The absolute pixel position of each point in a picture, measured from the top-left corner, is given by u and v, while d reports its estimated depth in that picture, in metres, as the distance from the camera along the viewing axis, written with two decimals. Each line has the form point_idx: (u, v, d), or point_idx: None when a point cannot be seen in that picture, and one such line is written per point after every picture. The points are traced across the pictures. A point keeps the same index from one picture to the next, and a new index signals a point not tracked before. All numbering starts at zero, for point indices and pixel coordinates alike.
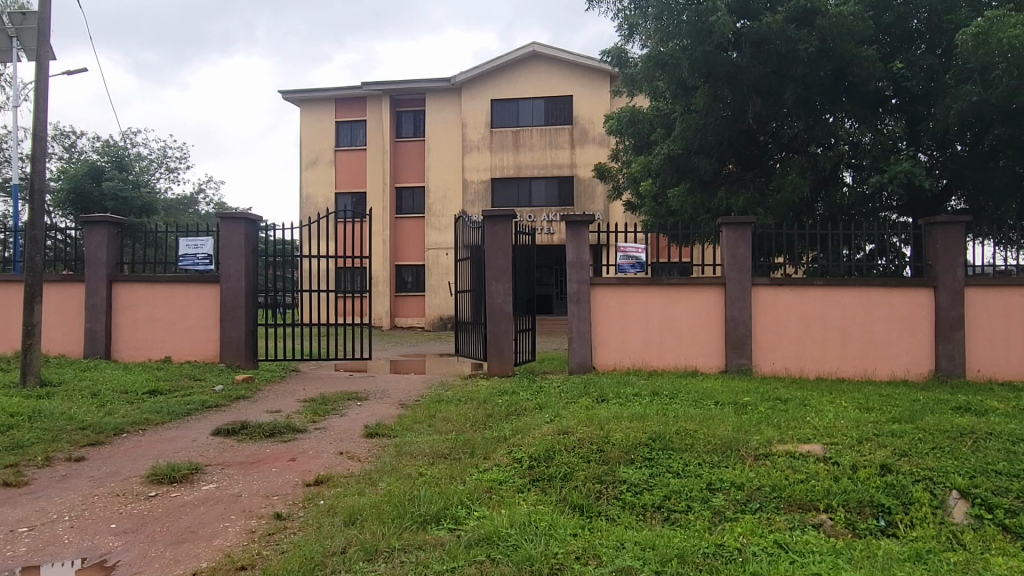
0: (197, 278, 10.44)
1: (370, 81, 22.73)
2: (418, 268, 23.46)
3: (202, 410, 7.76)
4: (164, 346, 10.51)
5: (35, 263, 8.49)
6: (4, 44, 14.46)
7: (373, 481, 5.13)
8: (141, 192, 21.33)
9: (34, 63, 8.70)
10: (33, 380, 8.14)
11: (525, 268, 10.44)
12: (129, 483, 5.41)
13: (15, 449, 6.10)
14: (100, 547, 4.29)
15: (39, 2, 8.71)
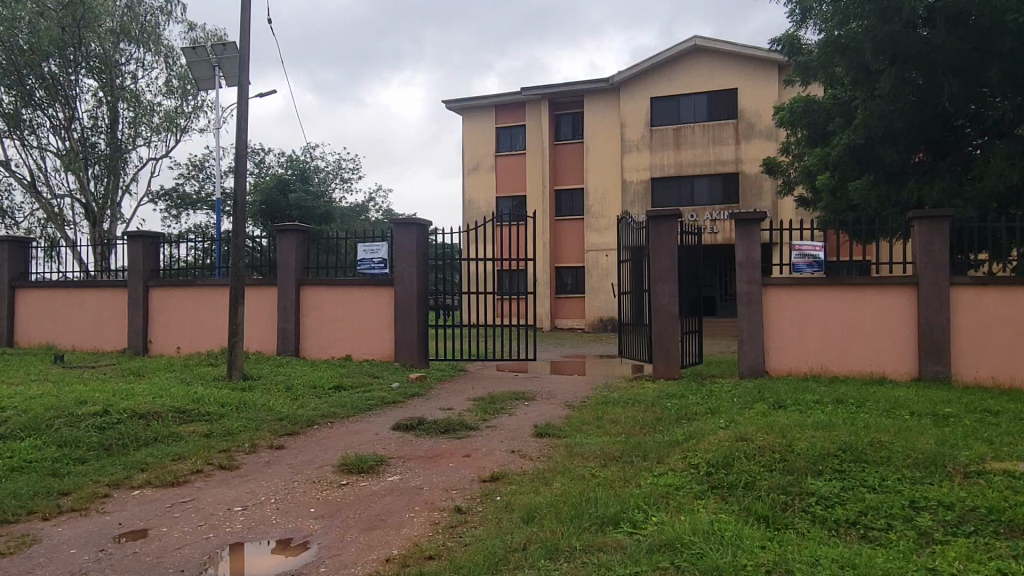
0: (373, 281, 11.13)
1: (528, 86, 23.13)
2: (577, 269, 23.56)
3: (382, 405, 8.25)
4: (345, 345, 11.29)
5: (238, 268, 9.37)
6: (208, 72, 16.19)
7: (547, 480, 5.19)
8: (322, 202, 23.09)
9: (238, 87, 9.63)
10: (238, 374, 9.01)
11: (691, 269, 10.15)
12: (323, 471, 5.85)
13: (228, 436, 6.81)
14: (302, 529, 4.67)
15: (243, 32, 9.63)
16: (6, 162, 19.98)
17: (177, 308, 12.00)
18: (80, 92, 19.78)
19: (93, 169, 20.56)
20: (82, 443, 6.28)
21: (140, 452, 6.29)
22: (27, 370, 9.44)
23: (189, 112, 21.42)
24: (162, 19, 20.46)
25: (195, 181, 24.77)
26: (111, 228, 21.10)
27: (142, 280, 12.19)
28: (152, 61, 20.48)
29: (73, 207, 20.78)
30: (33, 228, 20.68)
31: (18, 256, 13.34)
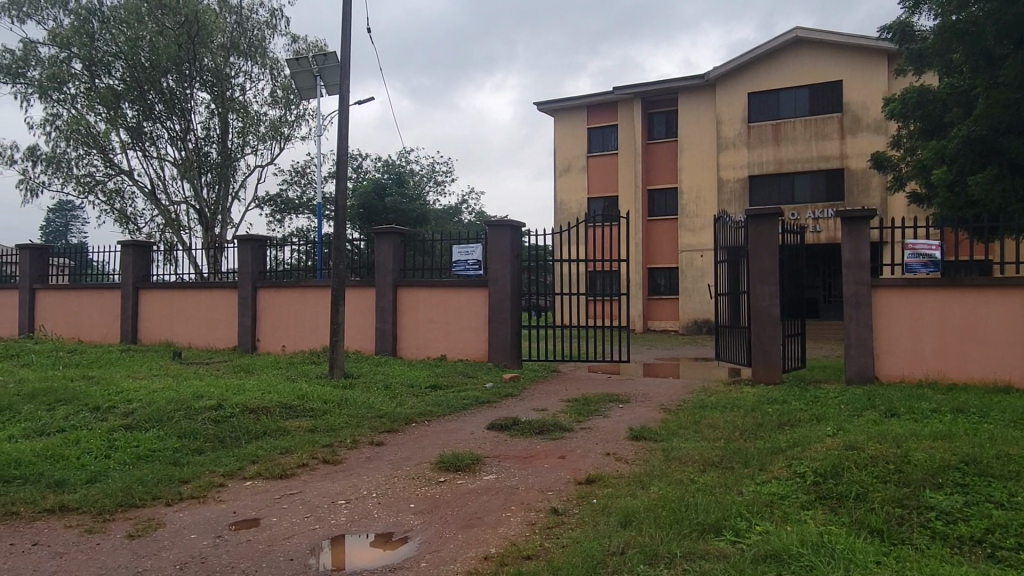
0: (468, 283, 11.30)
1: (620, 86, 22.92)
2: (671, 270, 23.13)
3: (477, 405, 8.35)
4: (440, 345, 11.51)
5: (340, 269, 9.71)
6: (310, 82, 16.89)
7: (645, 484, 5.11)
8: (417, 205, 23.65)
9: (340, 96, 10.00)
10: (339, 372, 9.34)
11: (793, 269, 9.77)
12: (421, 468, 5.99)
13: (330, 431, 7.07)
14: (403, 524, 4.78)
15: (345, 42, 9.99)
16: (130, 172, 21.50)
17: (282, 309, 12.58)
18: (194, 105, 21.05)
19: (206, 177, 21.84)
20: (199, 434, 6.68)
21: (251, 444, 6.63)
22: (149, 366, 10.11)
23: (292, 121, 22.40)
24: (267, 32, 21.50)
25: (297, 187, 25.87)
26: (222, 232, 22.32)
27: (251, 281, 12.84)
28: (258, 73, 21.57)
29: (188, 212, 22.12)
30: (153, 233, 22.14)
31: (140, 259, 14.32)
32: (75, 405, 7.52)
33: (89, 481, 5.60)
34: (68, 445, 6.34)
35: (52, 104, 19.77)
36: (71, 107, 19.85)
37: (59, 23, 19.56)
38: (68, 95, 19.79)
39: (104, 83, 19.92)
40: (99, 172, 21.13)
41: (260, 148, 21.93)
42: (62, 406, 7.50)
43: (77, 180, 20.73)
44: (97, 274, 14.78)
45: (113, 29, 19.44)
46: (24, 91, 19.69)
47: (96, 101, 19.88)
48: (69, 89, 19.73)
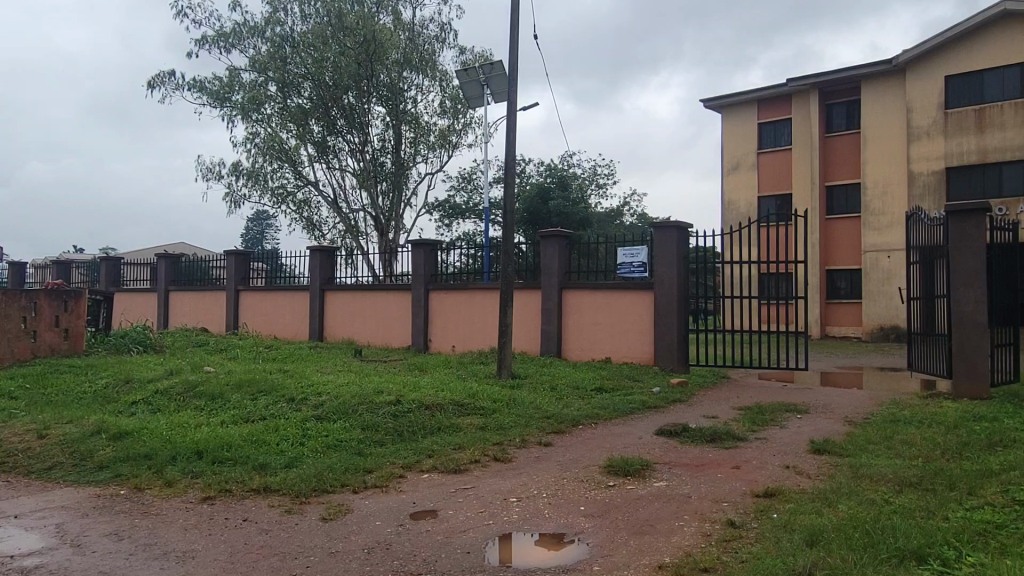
0: (633, 285, 11.16)
1: (795, 77, 21.65)
2: (853, 272, 21.50)
3: (643, 409, 8.22)
4: (604, 348, 11.46)
5: (508, 272, 9.94)
6: (477, 90, 17.49)
7: (831, 501, 4.77)
8: (580, 208, 23.75)
9: (509, 103, 10.26)
10: (507, 372, 9.56)
11: (1004, 271, 8.71)
12: (590, 471, 5.97)
13: (500, 430, 7.26)
14: (574, 526, 4.79)
15: (514, 50, 10.22)
16: (316, 182, 23.39)
17: (453, 310, 13.12)
18: (372, 118, 22.52)
19: (381, 185, 23.30)
20: (381, 427, 7.11)
21: (427, 439, 6.96)
22: (334, 361, 10.91)
23: (460, 129, 23.30)
24: (437, 46, 22.52)
25: (464, 193, 26.89)
26: (396, 237, 23.66)
27: (423, 284, 13.51)
28: (429, 85, 22.67)
29: (366, 219, 23.68)
30: (336, 238, 23.94)
31: (326, 263, 15.51)
32: (273, 396, 8.27)
33: (288, 466, 6.14)
34: (269, 432, 7.00)
35: (252, 123, 21.91)
36: (267, 126, 21.90)
37: (258, 50, 21.68)
38: (265, 115, 21.85)
39: (295, 102, 21.83)
40: (291, 184, 23.17)
41: (430, 156, 23.03)
42: (263, 396, 8.29)
43: (272, 192, 22.87)
44: (290, 277, 16.20)
45: (303, 52, 21.25)
46: (229, 113, 22.03)
47: (288, 120, 21.83)
48: (266, 109, 21.79)
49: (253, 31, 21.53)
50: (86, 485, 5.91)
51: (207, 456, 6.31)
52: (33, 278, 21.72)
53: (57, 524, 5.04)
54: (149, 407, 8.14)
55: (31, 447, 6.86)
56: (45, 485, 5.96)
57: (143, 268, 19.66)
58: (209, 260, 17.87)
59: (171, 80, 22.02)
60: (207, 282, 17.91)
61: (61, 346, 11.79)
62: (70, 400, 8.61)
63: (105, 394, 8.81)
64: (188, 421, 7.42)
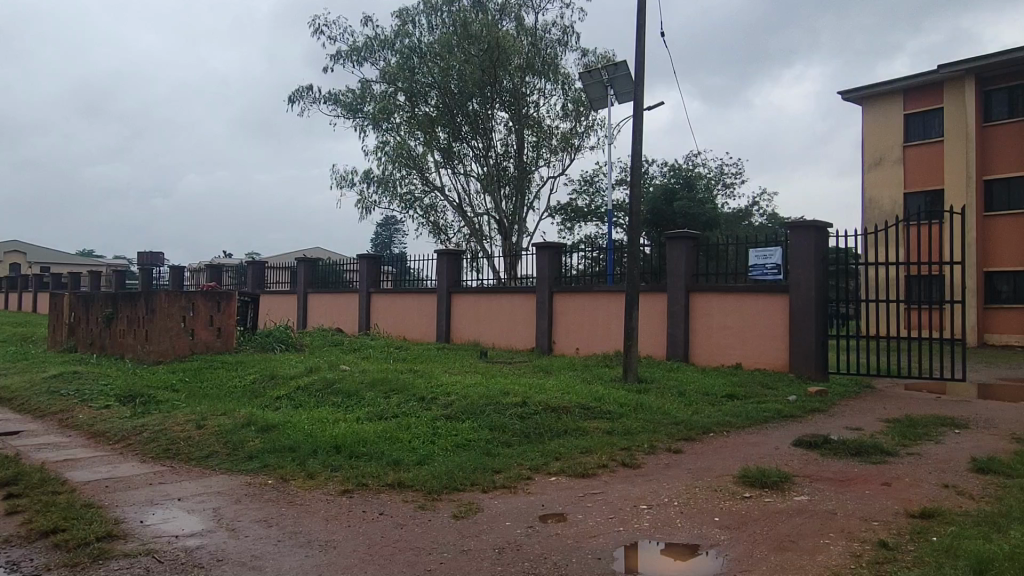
0: (767, 288, 10.68)
1: (947, 63, 19.99)
2: (1016, 275, 19.56)
3: (779, 418, 7.83)
4: (735, 353, 11.04)
5: (633, 274, 9.77)
6: (601, 92, 17.35)
7: (1000, 526, 4.32)
8: (707, 208, 23.06)
9: (635, 103, 10.09)
10: (633, 376, 9.41)
11: None
12: (724, 481, 5.74)
13: (628, 435, 7.14)
14: (708, 537, 4.61)
15: (640, 49, 10.05)
16: (442, 188, 24.07)
17: (577, 313, 13.07)
18: (495, 123, 22.90)
19: (505, 189, 23.64)
20: (508, 428, 7.18)
21: (554, 441, 6.96)
22: (461, 363, 11.15)
23: (582, 132, 23.24)
24: (559, 50, 22.60)
25: (586, 196, 26.82)
26: (519, 241, 23.91)
27: (547, 286, 13.57)
28: (551, 89, 22.81)
29: (490, 223, 24.10)
30: (461, 242, 24.52)
31: (453, 267, 15.90)
32: (404, 395, 8.56)
33: (419, 463, 6.31)
34: (402, 429, 7.23)
35: (382, 132, 22.83)
36: (396, 134, 22.76)
37: (388, 62, 22.60)
38: (394, 124, 22.72)
39: (422, 111, 22.57)
40: (418, 190, 23.98)
41: (552, 160, 23.13)
42: (395, 395, 8.59)
43: (400, 198, 23.75)
44: (418, 280, 16.76)
45: (430, 62, 21.92)
46: (361, 123, 23.07)
47: (416, 128, 22.61)
48: (395, 118, 22.64)
49: (383, 44, 22.45)
50: (238, 473, 6.34)
51: (345, 450, 6.60)
52: (189, 281, 23.68)
53: (214, 509, 5.43)
54: (292, 403, 8.64)
55: (190, 436, 7.45)
56: (203, 472, 6.46)
57: (283, 272, 20.95)
58: (343, 264, 18.78)
59: (309, 94, 23.38)
60: (341, 285, 18.84)
61: (215, 344, 12.74)
62: (223, 394, 9.29)
63: (253, 389, 9.45)
64: (328, 417, 7.81)
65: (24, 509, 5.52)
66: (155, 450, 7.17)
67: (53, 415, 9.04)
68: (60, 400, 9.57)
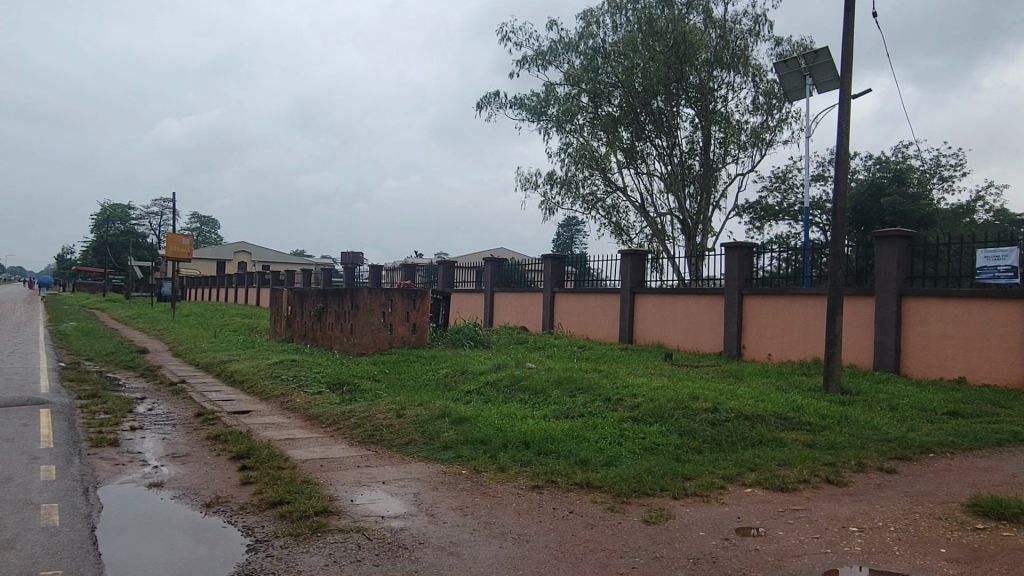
0: (999, 293, 9.45)
1: None
2: None
3: (1016, 442, 6.87)
4: (958, 366, 9.88)
5: (837, 277, 9.04)
6: (798, 82, 16.29)
7: None
8: (921, 204, 20.90)
9: (841, 92, 9.35)
10: (835, 386, 8.73)
11: None
12: (949, 508, 5.14)
13: (832, 450, 6.62)
14: (934, 570, 4.14)
15: (847, 32, 9.28)
16: (625, 188, 23.85)
17: (770, 317, 12.37)
18: (681, 121, 22.30)
19: (689, 188, 22.91)
20: (698, 435, 6.93)
21: (749, 451, 6.61)
22: (646, 364, 10.97)
23: (774, 126, 22.01)
24: (750, 41, 21.60)
25: (778, 193, 25.29)
26: (704, 241, 23.05)
27: (738, 288, 12.96)
28: (741, 83, 21.84)
29: (673, 223, 23.53)
30: (643, 243, 24.17)
31: (637, 267, 15.68)
32: (590, 395, 8.55)
33: (607, 464, 6.27)
34: (589, 429, 7.24)
35: (565, 134, 23.02)
36: (579, 136, 22.83)
37: (572, 64, 22.77)
38: (577, 126, 22.81)
39: (605, 111, 22.49)
40: (600, 190, 23.96)
41: (741, 156, 22.10)
42: (581, 394, 8.61)
43: (583, 199, 23.87)
44: (601, 280, 16.74)
45: (614, 62, 21.83)
46: (545, 126, 23.45)
47: (599, 128, 22.55)
48: (578, 120, 22.73)
49: (568, 47, 22.69)
50: (434, 462, 6.68)
51: (533, 446, 6.72)
52: (387, 279, 25.45)
53: (414, 494, 5.76)
54: (482, 397, 8.96)
55: (392, 423, 7.97)
56: (403, 459, 6.88)
57: (471, 271, 21.85)
58: (527, 265, 19.20)
59: (496, 99, 24.18)
60: (525, 284, 19.28)
61: (410, 339, 13.54)
62: (419, 386, 9.84)
63: (446, 383, 9.91)
64: (516, 413, 8.00)
65: (255, 480, 6.20)
66: (361, 435, 7.76)
67: (276, 399, 10.09)
68: (281, 385, 10.67)
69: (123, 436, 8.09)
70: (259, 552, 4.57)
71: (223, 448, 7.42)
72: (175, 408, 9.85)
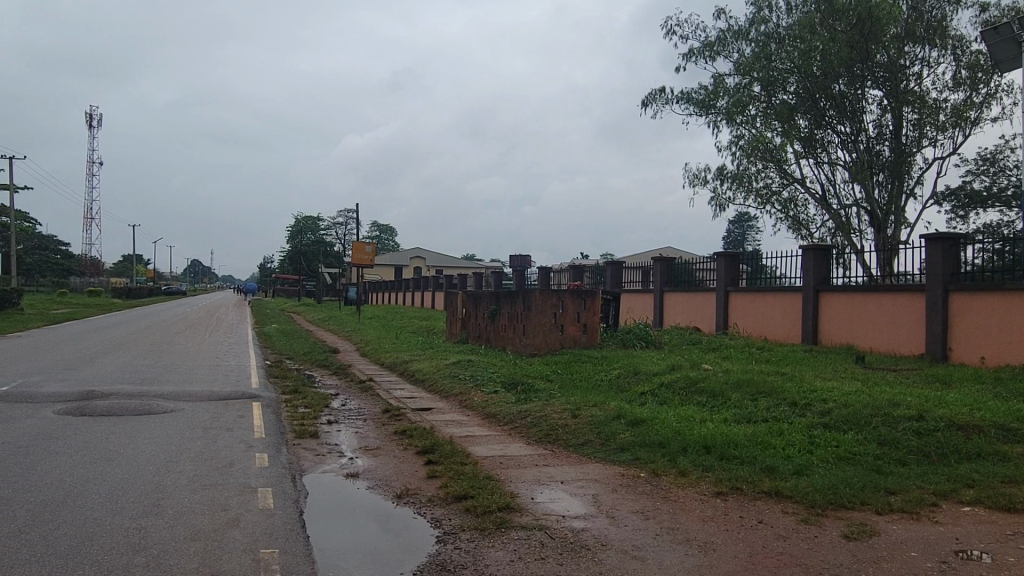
0: None
1: None
2: None
3: None
4: None
5: None
6: (1011, 50, 14.45)
7: None
8: None
9: None
10: None
11: None
12: None
13: None
14: None
15: None
16: (803, 179, 22.42)
17: (983, 316, 11.08)
18: (867, 104, 20.60)
19: (878, 176, 21.04)
20: (901, 444, 6.34)
21: (964, 465, 5.93)
22: (835, 367, 10.19)
23: (980, 102, 19.73)
24: (949, 10, 19.61)
25: (986, 177, 22.56)
26: (897, 233, 21.05)
27: (941, 284, 11.71)
28: (939, 57, 19.83)
29: (859, 215, 21.76)
30: (825, 237, 22.58)
31: (820, 263, 14.64)
32: (775, 399, 8.07)
33: (797, 472, 5.89)
34: (774, 435, 6.85)
35: (737, 126, 21.99)
36: (752, 127, 21.69)
37: (743, 53, 21.78)
38: (749, 117, 21.70)
39: (780, 99, 21.24)
40: (776, 183, 22.71)
41: (940, 138, 20.00)
42: (764, 398, 8.16)
43: (757, 193, 22.75)
44: (780, 278, 15.82)
45: (789, 47, 20.61)
46: (714, 119, 22.59)
47: (774, 118, 21.32)
48: (750, 111, 21.63)
49: (738, 35, 21.76)
50: (611, 464, 6.63)
51: (715, 451, 6.46)
52: (555, 281, 25.75)
53: (593, 495, 5.74)
54: (657, 399, 8.78)
55: (567, 423, 8.02)
56: (579, 459, 6.89)
57: (639, 271, 21.53)
58: (698, 263, 18.57)
59: (662, 96, 23.67)
60: (697, 283, 18.63)
61: (581, 339, 13.47)
62: (592, 386, 9.83)
63: (619, 384, 9.81)
64: (694, 416, 7.75)
65: (440, 474, 6.48)
66: (538, 434, 7.88)
67: (455, 397, 10.51)
68: (460, 383, 11.11)
69: (321, 429, 8.79)
70: (448, 544, 4.75)
71: (410, 443, 7.85)
72: (365, 404, 10.56)
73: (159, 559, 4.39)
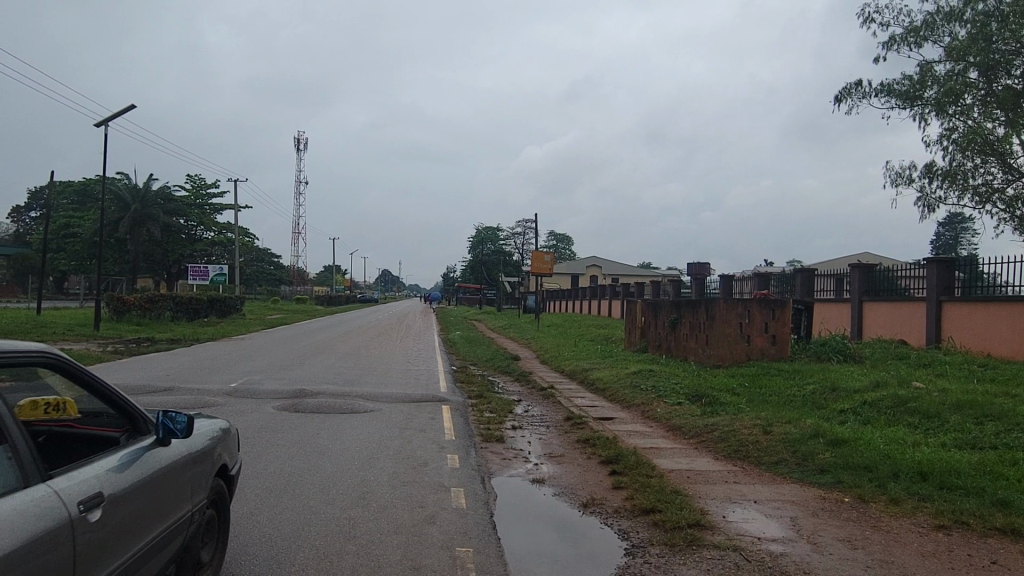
0: None
1: None
2: None
3: None
4: None
5: None
6: None
7: None
8: None
9: None
10: None
11: None
12: None
13: None
14: None
15: None
16: None
17: None
18: None
19: None
20: None
21: None
22: None
23: None
24: None
25: None
26: None
27: None
28: None
29: None
30: None
31: None
32: (1005, 424, 7.12)
33: None
34: (1006, 464, 6.05)
35: (949, 118, 19.86)
36: (968, 118, 19.50)
37: (956, 36, 19.64)
38: (965, 107, 19.51)
39: (1003, 85, 18.82)
40: (999, 180, 20.16)
41: None
42: (992, 422, 7.23)
43: (975, 191, 20.35)
44: (1006, 286, 13.99)
45: (1014, 25, 18.22)
46: (922, 112, 20.54)
47: (995, 106, 18.98)
48: (966, 100, 19.42)
49: (950, 17, 19.64)
50: (810, 486, 6.20)
51: (934, 479, 5.82)
52: (739, 289, 24.65)
53: (792, 518, 5.39)
54: (860, 418, 8.09)
55: (758, 440, 7.61)
56: (775, 478, 6.51)
57: (833, 279, 20.02)
58: (903, 270, 16.92)
59: (859, 90, 21.91)
60: (903, 292, 16.93)
61: (770, 351, 12.86)
62: (785, 402, 9.25)
63: (816, 400, 9.13)
64: (906, 438, 7.04)
65: (626, 485, 6.41)
66: (727, 449, 7.56)
67: (638, 408, 10.36)
68: (642, 393, 10.94)
69: (507, 434, 9.04)
70: (637, 557, 4.68)
71: (594, 452, 7.84)
72: (547, 411, 10.71)
73: (367, 547, 4.73)
